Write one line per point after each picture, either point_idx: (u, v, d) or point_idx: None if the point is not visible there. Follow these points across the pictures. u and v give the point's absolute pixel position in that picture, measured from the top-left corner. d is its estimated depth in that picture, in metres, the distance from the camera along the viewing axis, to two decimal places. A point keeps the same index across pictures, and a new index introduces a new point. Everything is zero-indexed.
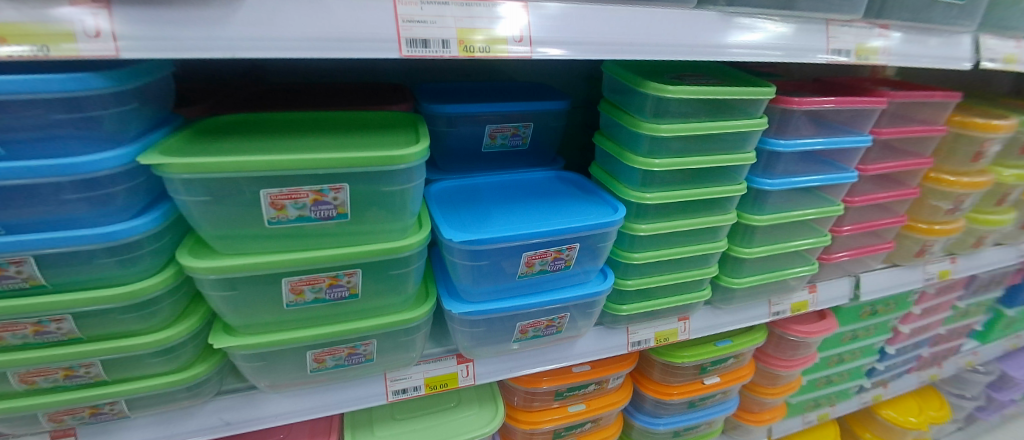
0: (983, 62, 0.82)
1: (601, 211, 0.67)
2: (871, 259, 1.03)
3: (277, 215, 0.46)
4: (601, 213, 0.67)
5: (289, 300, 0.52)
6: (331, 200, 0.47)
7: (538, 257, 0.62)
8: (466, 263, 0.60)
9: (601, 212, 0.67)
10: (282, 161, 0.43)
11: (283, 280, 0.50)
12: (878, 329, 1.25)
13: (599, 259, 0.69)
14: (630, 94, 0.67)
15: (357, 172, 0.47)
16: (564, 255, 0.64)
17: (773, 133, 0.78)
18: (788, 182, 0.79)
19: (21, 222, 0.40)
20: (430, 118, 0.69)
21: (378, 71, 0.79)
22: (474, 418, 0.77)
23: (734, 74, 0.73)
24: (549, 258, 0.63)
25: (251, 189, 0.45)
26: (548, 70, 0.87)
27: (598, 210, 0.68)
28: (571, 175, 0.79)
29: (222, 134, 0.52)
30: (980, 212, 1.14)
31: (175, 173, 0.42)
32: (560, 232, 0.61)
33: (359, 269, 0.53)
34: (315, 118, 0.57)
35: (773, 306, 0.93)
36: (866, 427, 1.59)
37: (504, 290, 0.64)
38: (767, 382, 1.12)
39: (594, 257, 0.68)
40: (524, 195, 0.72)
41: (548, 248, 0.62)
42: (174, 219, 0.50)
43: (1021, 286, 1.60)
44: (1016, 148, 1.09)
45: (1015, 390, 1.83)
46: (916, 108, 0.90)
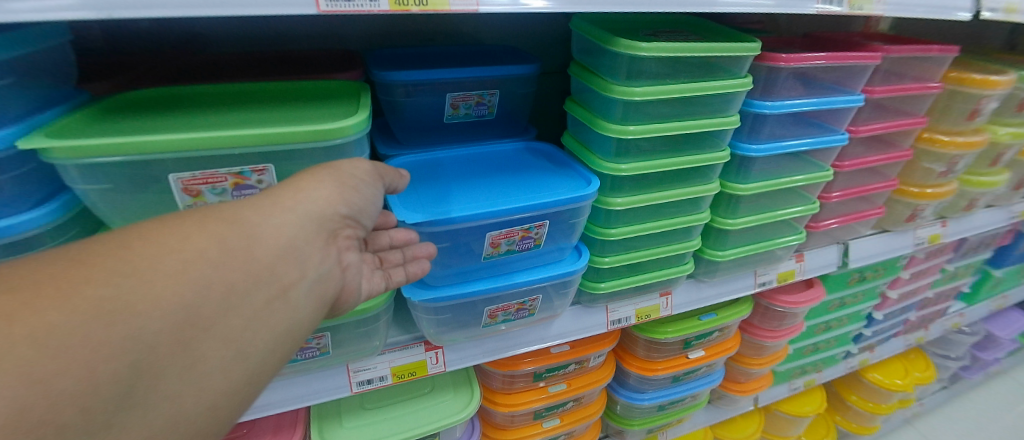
0: (984, 12, 0.77)
1: (573, 185, 0.62)
2: (861, 225, 1.00)
3: (193, 202, 0.41)
4: (571, 186, 0.62)
5: (186, 204, 0.42)
6: (254, 183, 0.42)
7: (503, 237, 0.58)
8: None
9: (574, 186, 0.62)
10: (191, 140, 0.38)
11: (169, 177, 0.40)
12: (866, 295, 1.23)
13: (570, 236, 0.64)
14: (602, 55, 0.61)
15: (286, 149, 0.42)
16: (533, 233, 0.59)
17: (758, 95, 0.72)
18: (774, 148, 0.74)
19: None
20: (385, 87, 0.63)
21: (330, 36, 0.72)
22: (448, 404, 0.75)
23: (717, 29, 0.67)
24: (516, 237, 0.58)
25: (159, 174, 0.40)
26: (518, 32, 0.80)
27: (569, 183, 0.63)
28: (543, 146, 0.74)
29: (135, 110, 0.46)
30: (973, 174, 1.11)
31: (82, 157, 0.36)
32: (525, 208, 0.56)
33: (272, 167, 0.42)
34: (247, 90, 0.51)
35: (760, 276, 0.90)
36: (851, 390, 1.60)
37: (469, 273, 0.60)
38: (753, 352, 1.10)
39: (568, 233, 0.63)
40: (490, 169, 0.66)
41: (514, 228, 0.57)
42: (80, 211, 0.44)
43: (1009, 247, 1.59)
44: (1014, 105, 1.05)
45: (998, 349, 1.85)
46: (911, 64, 0.84)
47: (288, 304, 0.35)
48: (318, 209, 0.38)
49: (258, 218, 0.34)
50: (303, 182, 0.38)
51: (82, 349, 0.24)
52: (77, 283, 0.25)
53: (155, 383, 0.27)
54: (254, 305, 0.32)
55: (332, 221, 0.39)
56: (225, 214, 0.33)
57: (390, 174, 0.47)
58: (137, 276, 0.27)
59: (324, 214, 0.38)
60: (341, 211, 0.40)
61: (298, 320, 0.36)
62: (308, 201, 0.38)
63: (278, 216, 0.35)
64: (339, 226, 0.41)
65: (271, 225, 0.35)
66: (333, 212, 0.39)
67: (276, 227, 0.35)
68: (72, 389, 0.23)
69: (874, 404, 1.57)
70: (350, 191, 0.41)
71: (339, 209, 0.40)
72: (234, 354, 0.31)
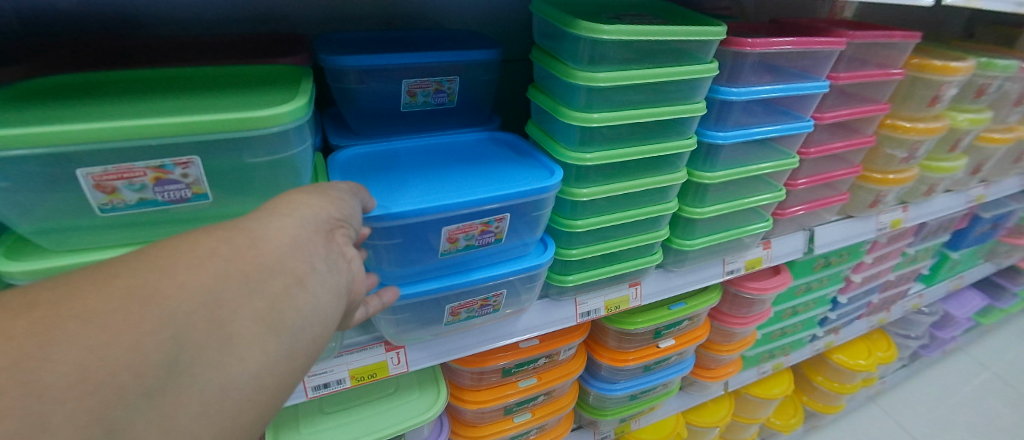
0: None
1: (537, 175, 0.60)
2: (826, 211, 1.01)
3: (108, 200, 0.37)
4: (535, 175, 0.59)
5: (99, 202, 0.37)
6: (179, 178, 0.37)
7: (461, 231, 0.55)
8: (379, 244, 0.52)
9: (538, 176, 0.59)
10: (98, 130, 0.33)
11: (77, 173, 0.35)
12: (832, 280, 1.26)
13: (534, 228, 0.62)
14: (564, 38, 0.58)
15: (211, 139, 0.38)
16: (494, 227, 0.57)
17: (725, 81, 0.71)
18: (741, 135, 0.73)
19: None
20: (335, 72, 0.59)
21: (277, 19, 0.67)
22: (412, 404, 0.72)
23: (682, 13, 0.65)
24: (475, 231, 0.56)
25: (63, 169, 0.35)
26: (481, 16, 0.77)
27: (532, 172, 0.60)
28: (504, 135, 0.71)
29: (38, 100, 0.41)
30: (933, 160, 1.13)
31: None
32: (484, 200, 0.53)
33: (197, 159, 0.38)
34: (172, 76, 0.47)
35: (727, 264, 0.90)
36: (818, 371, 1.65)
37: (428, 270, 0.57)
38: (722, 339, 1.11)
39: (532, 227, 0.61)
40: (449, 160, 0.63)
41: (472, 222, 0.55)
42: None
43: (966, 230, 1.65)
44: (972, 92, 1.07)
45: (954, 328, 1.94)
46: (875, 51, 0.85)
47: (306, 296, 0.31)
48: (314, 211, 0.36)
49: (261, 222, 0.31)
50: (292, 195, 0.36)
51: (125, 321, 0.21)
52: (111, 275, 0.23)
53: (198, 357, 0.24)
54: (274, 291, 0.28)
55: (328, 222, 0.37)
56: (224, 224, 0.30)
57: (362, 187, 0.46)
58: (161, 267, 0.24)
59: (320, 214, 0.36)
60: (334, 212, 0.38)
61: (317, 314, 0.31)
62: (303, 206, 0.35)
63: (279, 220, 0.32)
64: (335, 226, 0.37)
65: (272, 226, 0.31)
66: (327, 211, 0.37)
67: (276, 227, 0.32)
68: (123, 357, 0.21)
69: (839, 384, 1.63)
70: (331, 194, 0.39)
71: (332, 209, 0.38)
72: (263, 335, 0.27)
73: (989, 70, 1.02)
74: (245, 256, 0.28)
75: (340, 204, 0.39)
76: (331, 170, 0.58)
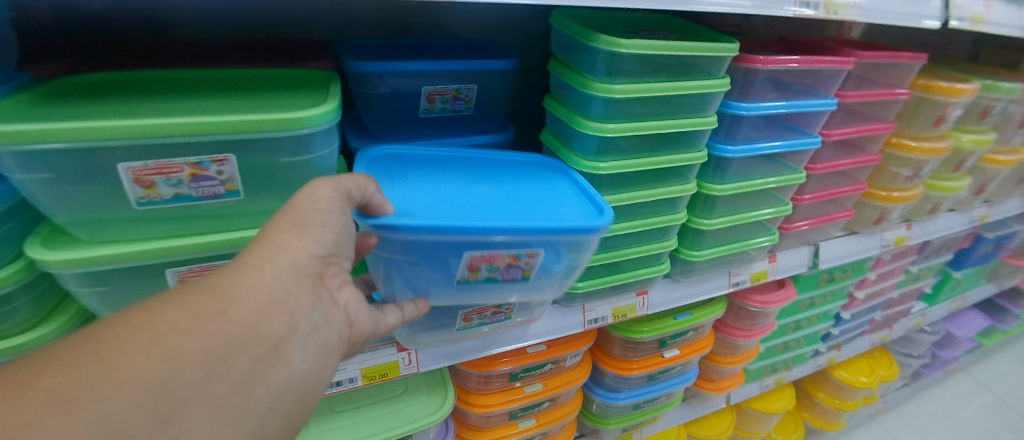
0: (951, 21, 0.80)
1: (583, 218, 0.52)
2: (831, 227, 1.02)
3: (145, 194, 0.38)
4: (580, 218, 0.52)
5: (137, 196, 0.38)
6: (214, 174, 0.39)
7: (486, 259, 0.46)
8: (397, 256, 0.46)
9: (585, 218, 0.51)
10: (141, 126, 0.35)
11: (118, 166, 0.36)
12: (835, 295, 1.27)
13: (568, 272, 0.54)
14: (581, 51, 0.60)
15: (244, 138, 0.39)
16: (523, 262, 0.48)
17: (736, 97, 0.73)
18: (751, 149, 0.75)
19: None
20: (358, 77, 0.61)
21: (301, 25, 0.69)
22: (420, 405, 0.73)
23: (696, 29, 0.67)
24: (501, 264, 0.47)
25: (106, 163, 0.36)
26: (500, 26, 0.79)
27: (577, 213, 0.53)
28: (547, 164, 0.66)
29: (80, 95, 0.43)
30: (937, 179, 1.15)
31: (34, 142, 0.33)
32: (520, 230, 0.44)
33: (234, 157, 0.39)
34: (207, 76, 0.48)
35: (733, 276, 0.91)
36: (819, 388, 1.65)
37: (443, 289, 0.50)
38: (726, 351, 1.12)
39: (565, 266, 0.52)
40: (485, 181, 0.57)
41: (499, 253, 0.46)
42: (18, 204, 0.40)
43: (969, 249, 1.66)
44: (976, 114, 1.09)
45: (957, 348, 1.94)
46: (882, 71, 0.87)
47: (280, 363, 0.32)
48: (293, 257, 0.34)
49: (232, 283, 0.31)
50: (275, 236, 0.35)
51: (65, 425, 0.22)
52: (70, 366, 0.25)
53: None
54: (239, 370, 0.29)
55: (315, 265, 0.36)
56: (198, 284, 0.31)
57: (363, 184, 0.40)
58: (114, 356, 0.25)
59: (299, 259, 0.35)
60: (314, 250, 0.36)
61: (295, 376, 0.33)
62: (281, 252, 0.34)
63: (253, 274, 0.32)
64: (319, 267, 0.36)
65: (244, 286, 0.31)
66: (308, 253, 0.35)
67: (249, 286, 0.32)
68: None
69: (841, 400, 1.63)
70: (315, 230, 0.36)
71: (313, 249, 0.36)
72: (229, 418, 0.29)
73: (993, 92, 1.04)
74: (209, 334, 0.28)
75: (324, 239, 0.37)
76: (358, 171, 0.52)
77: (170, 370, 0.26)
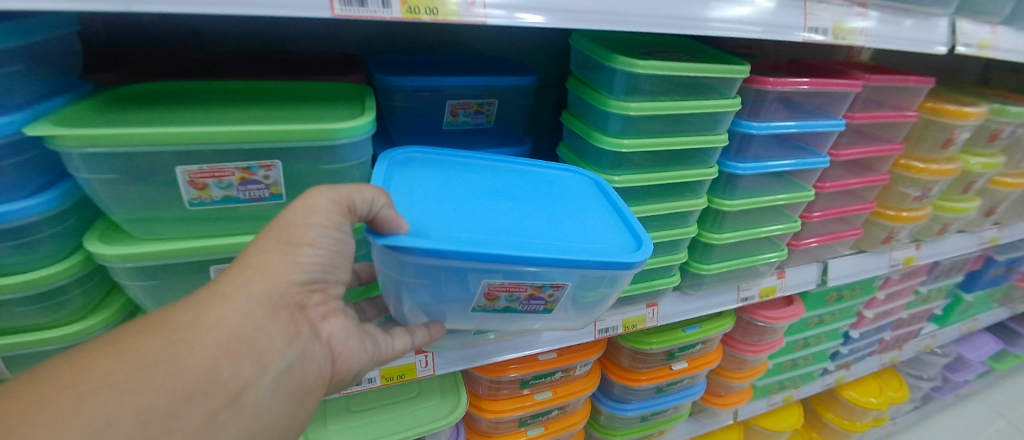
0: (958, 46, 0.82)
1: (616, 248, 0.49)
2: (840, 245, 1.04)
3: (198, 196, 0.42)
4: (612, 246, 0.49)
5: (191, 196, 0.41)
6: (261, 179, 0.42)
7: (507, 289, 0.45)
8: (412, 276, 0.43)
9: (618, 248, 0.49)
10: (201, 133, 0.38)
11: (176, 169, 0.40)
12: (844, 314, 1.27)
13: (592, 302, 0.52)
14: (599, 70, 0.63)
15: (290, 146, 0.42)
16: (545, 293, 0.47)
17: (746, 115, 0.75)
18: (761, 167, 0.77)
19: None
20: (386, 91, 0.64)
21: (332, 39, 0.73)
22: (433, 409, 0.75)
23: (709, 52, 0.70)
24: (521, 294, 0.46)
25: (166, 166, 0.40)
26: (520, 44, 0.83)
27: (608, 240, 0.51)
28: (573, 180, 0.63)
29: (138, 102, 0.46)
30: (946, 200, 1.16)
31: (106, 145, 0.37)
32: (553, 263, 0.42)
33: (279, 162, 0.42)
34: (251, 88, 0.52)
35: (742, 291, 0.93)
36: (828, 408, 1.64)
37: (461, 310, 0.49)
38: (734, 366, 1.12)
39: (585, 299, 0.51)
40: (509, 196, 0.55)
41: (521, 283, 0.45)
42: (80, 201, 0.44)
43: (980, 271, 1.66)
44: (985, 136, 1.11)
45: (968, 371, 1.92)
46: (890, 93, 0.89)
47: (246, 406, 0.33)
48: (271, 286, 0.36)
49: (197, 319, 0.32)
50: (248, 268, 0.36)
51: None
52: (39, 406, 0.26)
53: None
54: (199, 415, 0.30)
55: (290, 297, 0.37)
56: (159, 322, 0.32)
57: (369, 196, 0.39)
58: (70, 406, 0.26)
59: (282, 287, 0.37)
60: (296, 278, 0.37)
61: (262, 414, 0.35)
62: (255, 280, 0.36)
63: (219, 309, 0.33)
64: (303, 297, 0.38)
65: (208, 321, 0.33)
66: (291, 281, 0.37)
67: (215, 321, 0.33)
68: None
69: (850, 421, 1.61)
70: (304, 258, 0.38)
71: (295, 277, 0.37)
72: None
73: (1002, 116, 1.05)
74: (189, 367, 0.31)
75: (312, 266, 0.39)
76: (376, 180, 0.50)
77: (130, 417, 0.28)
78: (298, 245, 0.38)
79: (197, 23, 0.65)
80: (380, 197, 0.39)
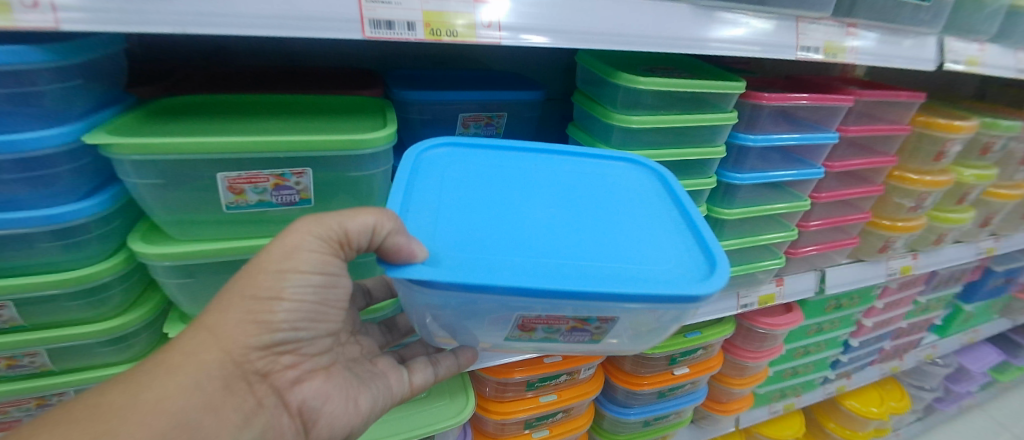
0: (946, 64, 0.86)
1: (684, 271, 0.41)
2: (837, 254, 1.07)
3: (235, 200, 0.45)
4: (679, 268, 0.42)
5: (228, 201, 0.45)
6: (293, 185, 0.46)
7: (544, 321, 0.40)
8: (441, 306, 0.39)
9: (687, 272, 0.41)
10: (240, 143, 0.41)
11: (217, 176, 0.44)
12: (843, 322, 1.29)
13: (649, 332, 0.44)
14: (603, 85, 0.67)
15: (319, 155, 0.46)
16: (592, 326, 0.41)
17: (743, 129, 0.79)
18: (757, 177, 0.81)
19: None
20: (402, 104, 0.68)
21: (348, 56, 0.77)
22: (443, 409, 0.78)
23: (707, 69, 0.74)
24: (562, 327, 0.41)
25: (207, 173, 0.44)
26: (528, 60, 0.87)
27: (675, 261, 0.43)
28: (627, 179, 0.56)
29: (178, 114, 0.50)
30: (940, 211, 1.19)
31: (154, 153, 0.41)
32: (605, 296, 0.35)
33: (309, 170, 0.46)
34: (280, 101, 0.56)
35: (741, 298, 0.95)
36: (829, 417, 1.65)
37: (492, 337, 0.44)
38: (735, 373, 1.15)
39: (644, 329, 0.44)
40: (553, 201, 0.49)
41: (562, 316, 0.39)
42: (124, 203, 0.48)
43: (978, 282, 1.68)
44: (977, 149, 1.14)
45: (970, 382, 1.92)
46: (883, 108, 0.93)
47: None
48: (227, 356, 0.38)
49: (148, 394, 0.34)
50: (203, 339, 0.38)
51: None
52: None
53: None
54: None
55: (247, 368, 0.39)
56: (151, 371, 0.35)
57: (371, 221, 0.37)
58: None
59: (240, 356, 0.38)
60: (257, 343, 0.39)
61: None
62: (211, 350, 0.38)
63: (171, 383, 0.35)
64: (267, 364, 0.40)
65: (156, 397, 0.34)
66: (250, 348, 0.39)
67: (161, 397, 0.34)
68: None
69: (852, 431, 1.62)
70: (275, 322, 0.39)
71: (256, 342, 0.39)
72: None
73: (993, 129, 1.09)
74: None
75: (280, 328, 0.39)
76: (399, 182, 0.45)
77: None
78: (267, 305, 0.38)
79: (222, 39, 0.69)
80: (390, 223, 0.36)
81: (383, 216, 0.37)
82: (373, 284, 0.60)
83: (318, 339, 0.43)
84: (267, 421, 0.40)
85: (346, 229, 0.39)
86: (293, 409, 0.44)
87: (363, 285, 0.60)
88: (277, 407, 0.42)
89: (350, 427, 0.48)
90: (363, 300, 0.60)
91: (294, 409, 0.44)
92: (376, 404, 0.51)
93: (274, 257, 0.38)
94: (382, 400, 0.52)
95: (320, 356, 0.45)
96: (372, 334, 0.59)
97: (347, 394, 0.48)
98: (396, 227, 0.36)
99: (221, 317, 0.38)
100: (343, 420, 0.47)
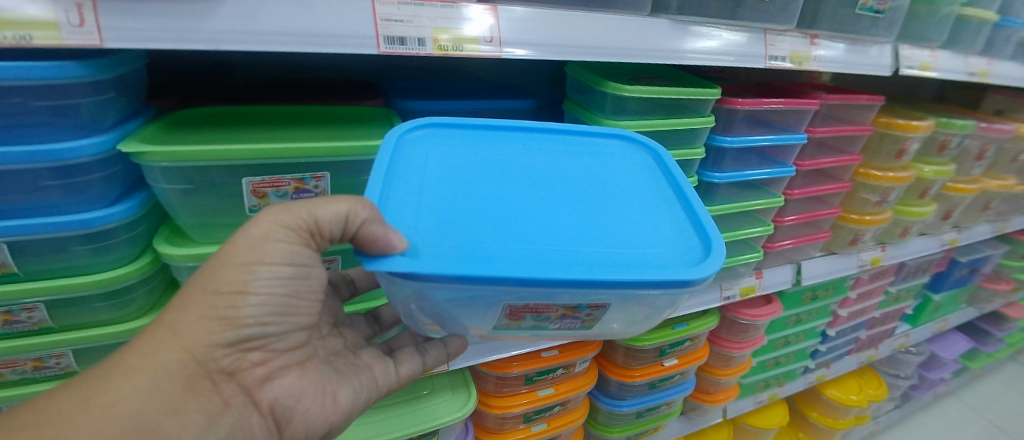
0: (901, 69, 0.94)
1: (675, 257, 0.46)
2: (811, 248, 1.14)
3: (258, 202, 0.50)
4: (668, 254, 0.46)
5: (252, 204, 0.50)
6: (311, 188, 0.51)
7: (533, 310, 0.44)
8: (437, 298, 0.42)
9: (677, 258, 0.45)
10: (264, 150, 0.46)
11: (243, 181, 0.49)
12: (819, 313, 1.36)
13: (640, 315, 0.49)
14: (592, 93, 0.73)
15: (334, 161, 0.51)
16: (583, 312, 0.45)
17: (720, 131, 0.85)
18: (736, 176, 0.87)
19: (7, 208, 0.42)
20: (402, 113, 0.72)
21: (347, 69, 0.81)
22: (445, 404, 0.81)
23: (684, 77, 0.80)
24: (552, 315, 0.45)
25: (233, 178, 0.49)
26: (518, 71, 0.93)
27: (664, 247, 0.47)
28: (613, 166, 0.59)
29: (196, 125, 0.54)
30: (905, 205, 1.27)
31: (182, 160, 0.45)
32: (598, 283, 0.39)
33: (328, 174, 0.51)
34: (291, 112, 0.60)
35: (724, 290, 1.01)
36: (812, 407, 1.72)
37: (481, 326, 0.48)
38: (721, 363, 1.20)
39: (631, 313, 0.48)
40: (545, 192, 0.52)
41: (552, 305, 0.43)
42: (148, 208, 0.52)
43: (945, 273, 1.77)
44: (935, 147, 1.22)
45: (943, 369, 2.02)
46: (847, 111, 1.01)
47: None
48: (190, 355, 0.40)
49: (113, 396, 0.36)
50: (165, 342, 0.40)
51: None
52: None
53: None
54: None
55: (212, 369, 0.42)
56: (129, 373, 0.38)
57: (342, 209, 0.39)
58: None
59: (203, 354, 0.41)
60: (221, 341, 0.41)
61: None
62: (175, 353, 0.40)
63: (137, 382, 0.38)
64: (232, 362, 0.43)
65: (119, 398, 0.37)
66: (214, 346, 0.41)
67: (122, 399, 0.37)
68: None
69: (833, 419, 1.69)
70: (241, 318, 0.41)
71: (221, 340, 0.41)
72: None
73: (949, 128, 1.17)
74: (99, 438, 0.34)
75: (246, 324, 0.42)
76: (384, 177, 0.48)
77: None
78: (233, 301, 0.41)
79: (224, 55, 0.73)
80: (364, 211, 0.39)
81: (357, 204, 0.39)
82: (357, 274, 0.63)
83: (289, 333, 0.46)
84: (234, 420, 0.43)
85: (316, 218, 0.41)
86: (264, 409, 0.46)
87: (347, 275, 0.62)
88: (246, 407, 0.45)
89: (329, 422, 0.51)
90: (348, 289, 0.62)
91: (265, 407, 0.46)
92: (357, 398, 0.54)
93: (239, 250, 0.40)
94: (365, 393, 0.55)
95: (292, 352, 0.47)
96: (358, 326, 0.63)
97: (323, 389, 0.50)
98: (370, 216, 0.38)
99: (183, 316, 0.40)
100: (320, 416, 0.50)
